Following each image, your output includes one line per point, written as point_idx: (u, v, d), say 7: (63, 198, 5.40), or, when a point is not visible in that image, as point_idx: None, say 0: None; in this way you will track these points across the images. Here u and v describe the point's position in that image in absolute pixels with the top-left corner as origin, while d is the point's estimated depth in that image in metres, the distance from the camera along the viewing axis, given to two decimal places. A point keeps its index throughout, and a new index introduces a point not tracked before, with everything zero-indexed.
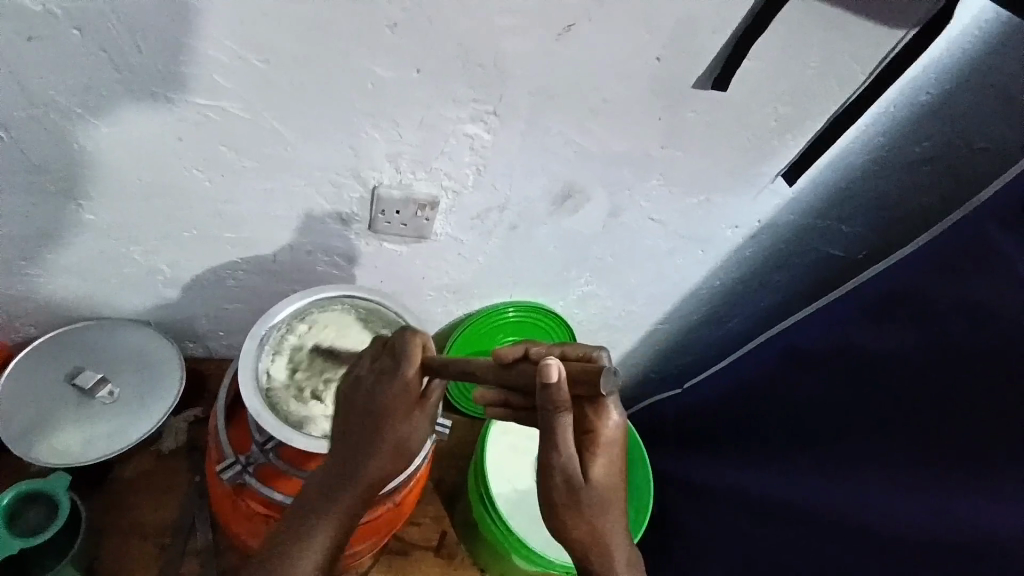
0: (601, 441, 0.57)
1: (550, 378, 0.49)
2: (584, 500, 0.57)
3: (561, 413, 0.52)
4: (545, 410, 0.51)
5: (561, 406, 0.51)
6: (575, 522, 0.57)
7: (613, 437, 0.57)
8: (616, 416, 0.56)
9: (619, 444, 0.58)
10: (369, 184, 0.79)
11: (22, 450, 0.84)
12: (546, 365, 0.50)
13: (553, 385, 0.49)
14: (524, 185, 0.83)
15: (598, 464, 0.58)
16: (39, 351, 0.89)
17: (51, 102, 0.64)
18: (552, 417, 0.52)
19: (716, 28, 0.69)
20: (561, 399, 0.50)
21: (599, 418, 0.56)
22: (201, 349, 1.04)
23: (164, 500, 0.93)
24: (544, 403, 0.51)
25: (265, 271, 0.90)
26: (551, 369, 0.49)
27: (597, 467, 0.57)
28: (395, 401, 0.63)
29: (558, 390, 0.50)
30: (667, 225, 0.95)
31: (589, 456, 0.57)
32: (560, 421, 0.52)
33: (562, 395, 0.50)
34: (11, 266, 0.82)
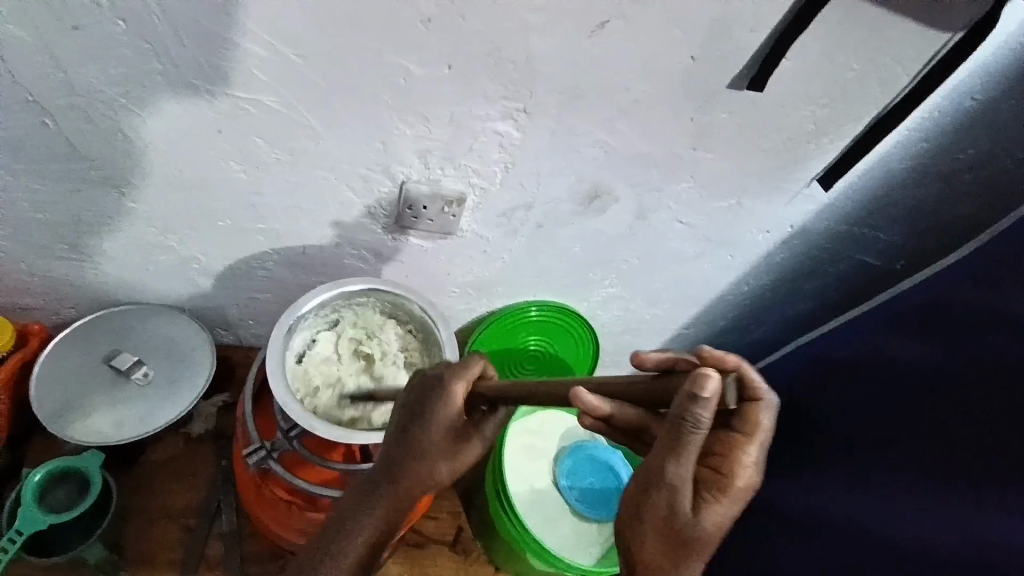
0: (731, 486, 0.56)
1: (702, 392, 0.48)
2: (681, 534, 0.54)
3: (699, 441, 0.50)
4: (686, 432, 0.49)
5: (700, 431, 0.49)
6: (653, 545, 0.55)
7: (742, 487, 0.56)
8: (751, 468, 0.56)
9: (748, 493, 0.56)
10: (397, 179, 0.79)
11: (58, 427, 0.87)
12: (705, 378, 0.48)
13: (703, 401, 0.48)
14: (552, 184, 0.83)
15: (718, 509, 0.55)
16: (78, 333, 0.93)
17: (96, 92, 0.67)
18: (687, 443, 0.50)
19: (753, 27, 0.67)
20: (704, 423, 0.49)
21: (732, 459, 0.56)
22: (231, 337, 1.07)
23: (189, 483, 0.96)
24: (684, 419, 0.49)
25: (294, 262, 0.92)
26: (710, 385, 0.47)
27: (714, 513, 0.55)
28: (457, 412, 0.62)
29: (704, 414, 0.48)
30: (694, 229, 0.94)
31: (712, 499, 0.55)
32: (687, 446, 0.50)
33: (704, 422, 0.49)
34: (54, 250, 0.86)
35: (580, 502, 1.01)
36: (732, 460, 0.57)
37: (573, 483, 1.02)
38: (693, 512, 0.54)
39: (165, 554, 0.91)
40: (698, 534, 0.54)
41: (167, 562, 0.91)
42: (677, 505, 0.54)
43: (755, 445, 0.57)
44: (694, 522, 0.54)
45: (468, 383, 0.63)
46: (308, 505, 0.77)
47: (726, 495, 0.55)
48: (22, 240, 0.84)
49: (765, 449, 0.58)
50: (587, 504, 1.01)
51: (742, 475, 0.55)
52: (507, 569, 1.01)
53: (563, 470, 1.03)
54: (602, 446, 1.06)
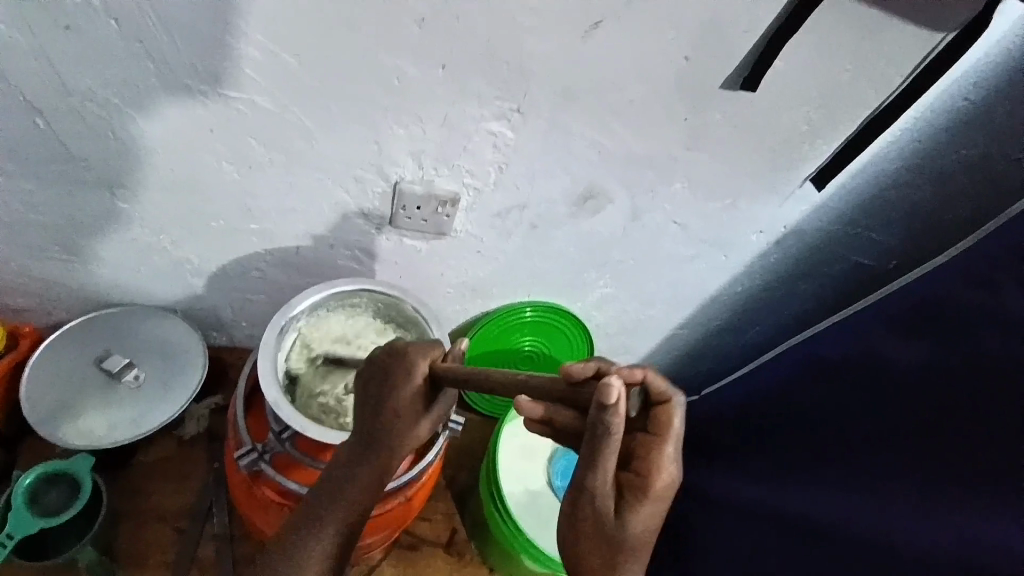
0: (652, 488, 0.58)
1: (608, 400, 0.50)
2: (608, 540, 0.58)
3: (616, 445, 0.52)
4: (601, 438, 0.52)
5: (611, 438, 0.52)
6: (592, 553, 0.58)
7: (661, 489, 0.58)
8: (669, 470, 0.59)
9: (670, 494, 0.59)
10: (392, 180, 0.79)
11: (48, 430, 0.86)
12: (608, 386, 0.50)
13: (611, 408, 0.50)
14: (546, 185, 0.83)
15: (641, 511, 0.58)
16: (69, 335, 0.92)
17: (87, 91, 0.66)
18: (603, 449, 0.53)
19: (747, 29, 0.68)
20: (616, 428, 0.51)
21: (651, 464, 0.58)
22: (224, 339, 1.06)
23: (182, 486, 0.95)
24: (597, 426, 0.51)
25: (287, 263, 0.91)
26: (613, 393, 0.50)
27: (641, 515, 0.58)
28: (412, 411, 0.62)
29: (613, 421, 0.51)
30: (689, 229, 0.94)
31: (634, 501, 0.58)
32: (607, 448, 0.52)
33: (616, 425, 0.51)
34: (45, 252, 0.85)
35: None
36: (651, 464, 0.59)
37: (568, 484, 1.02)
38: (618, 511, 0.58)
39: (157, 557, 0.90)
40: (626, 534, 0.58)
41: (159, 565, 0.90)
42: (598, 502, 0.57)
43: (671, 447, 0.59)
44: (621, 528, 0.57)
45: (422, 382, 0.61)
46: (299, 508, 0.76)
47: (648, 497, 0.58)
48: (11, 240, 0.83)
49: (680, 448, 0.60)
50: None
51: (659, 478, 0.58)
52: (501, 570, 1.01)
53: (558, 471, 1.03)
54: None
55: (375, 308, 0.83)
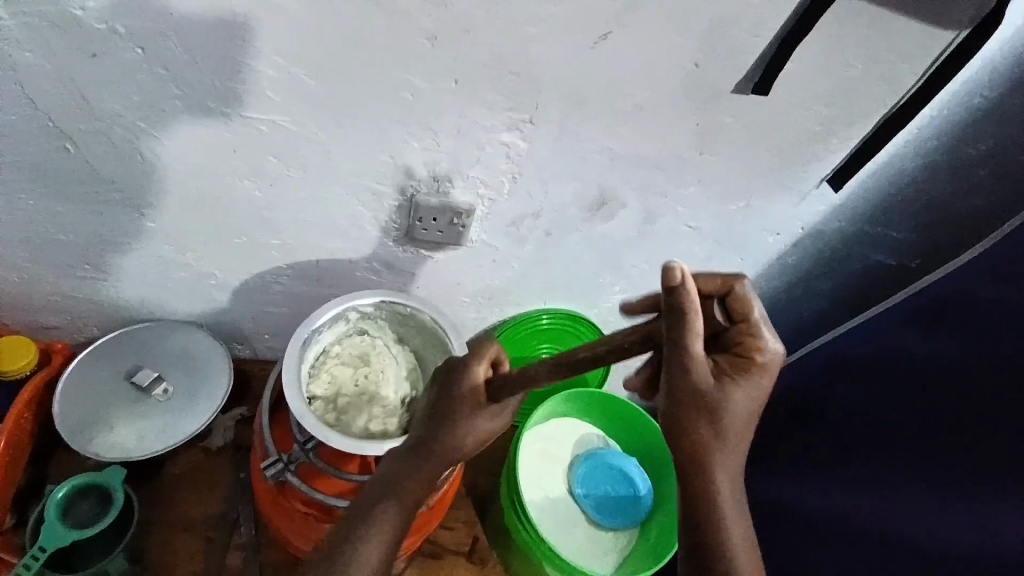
0: (751, 365, 0.54)
1: (675, 281, 0.48)
2: (716, 422, 0.54)
3: (697, 323, 0.49)
4: (675, 318, 0.49)
5: (692, 319, 0.49)
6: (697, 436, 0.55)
7: (762, 360, 0.54)
8: (764, 341, 0.54)
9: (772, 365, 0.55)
10: (406, 192, 0.81)
11: (80, 444, 0.89)
12: (669, 267, 0.47)
13: (678, 288, 0.48)
14: (558, 192, 0.84)
15: (749, 386, 0.54)
16: (98, 351, 0.95)
17: (115, 116, 0.69)
18: (684, 333, 0.49)
19: (755, 33, 0.68)
20: (691, 309, 0.48)
21: (741, 340, 0.55)
22: (247, 351, 1.08)
23: (209, 495, 0.97)
24: (671, 312, 0.49)
25: (307, 276, 0.93)
26: (677, 272, 0.47)
27: (749, 389, 0.54)
28: (472, 412, 0.60)
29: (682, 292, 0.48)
30: (704, 232, 0.94)
31: (734, 381, 0.54)
32: (689, 334, 0.49)
33: (689, 299, 0.48)
34: (77, 271, 0.88)
35: (595, 509, 1.01)
36: (749, 340, 0.55)
37: (588, 490, 1.02)
38: (722, 386, 0.53)
39: (187, 566, 0.92)
40: (734, 410, 0.54)
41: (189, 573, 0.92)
42: (703, 386, 0.52)
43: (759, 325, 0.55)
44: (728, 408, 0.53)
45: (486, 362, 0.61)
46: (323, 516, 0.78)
47: (748, 373, 0.54)
48: (45, 260, 0.86)
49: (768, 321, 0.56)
50: (602, 512, 1.01)
51: (756, 349, 0.54)
52: None
53: (578, 478, 1.03)
54: (615, 452, 1.06)
55: (394, 317, 0.83)
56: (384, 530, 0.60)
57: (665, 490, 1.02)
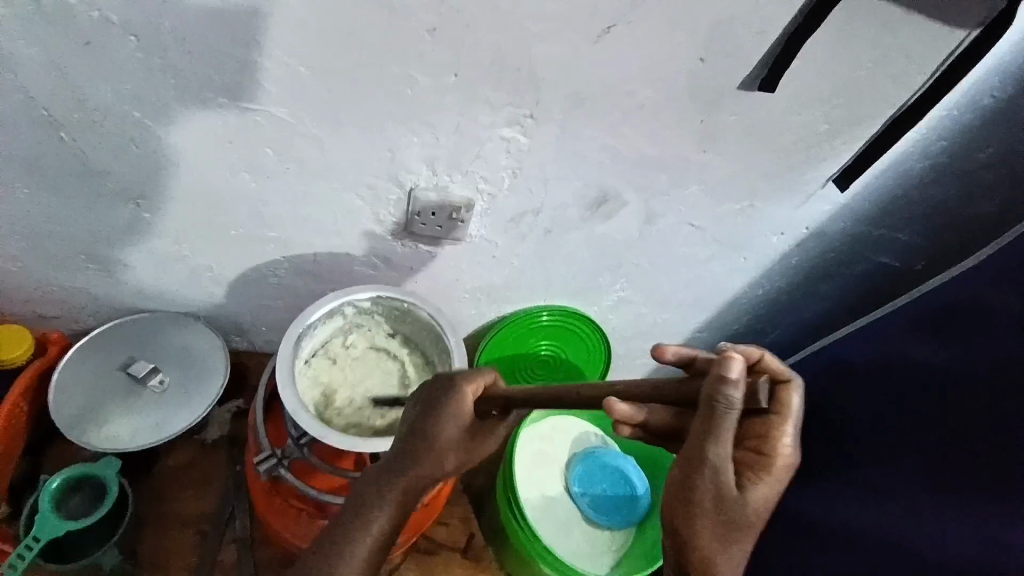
0: (772, 465, 0.59)
1: (730, 373, 0.51)
2: (726, 519, 0.55)
3: (733, 422, 0.51)
4: (720, 413, 0.51)
5: (733, 413, 0.51)
6: (703, 527, 0.55)
7: (783, 464, 0.59)
8: (792, 441, 0.60)
9: (790, 471, 0.59)
10: (405, 187, 0.79)
11: (76, 436, 0.88)
12: (730, 359, 0.51)
13: (732, 381, 0.50)
14: (559, 190, 0.83)
15: (760, 489, 0.58)
16: (94, 342, 0.95)
17: (110, 106, 0.68)
18: (723, 425, 0.51)
19: (762, 30, 0.66)
20: (730, 408, 0.50)
21: (767, 437, 0.60)
22: (244, 344, 1.08)
23: (204, 489, 0.97)
24: (716, 401, 0.51)
25: (305, 270, 0.93)
26: (733, 365, 0.51)
27: (758, 490, 0.57)
28: (453, 430, 0.59)
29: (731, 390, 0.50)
30: (706, 232, 0.93)
31: (752, 478, 0.58)
32: (725, 428, 0.51)
33: (736, 403, 0.50)
34: (72, 261, 0.87)
35: (591, 508, 1.00)
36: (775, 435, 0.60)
37: (585, 489, 1.01)
38: (740, 499, 0.56)
39: (181, 559, 0.92)
40: (749, 513, 0.56)
41: (183, 567, 0.92)
42: (716, 490, 0.54)
43: (790, 424, 0.61)
44: (741, 506, 0.56)
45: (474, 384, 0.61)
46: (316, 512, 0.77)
47: (766, 475, 0.59)
48: (40, 250, 0.85)
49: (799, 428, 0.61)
50: (598, 511, 1.00)
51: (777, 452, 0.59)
52: None
53: (575, 476, 1.02)
54: (613, 452, 1.05)
55: (390, 313, 0.81)
56: (382, 527, 0.57)
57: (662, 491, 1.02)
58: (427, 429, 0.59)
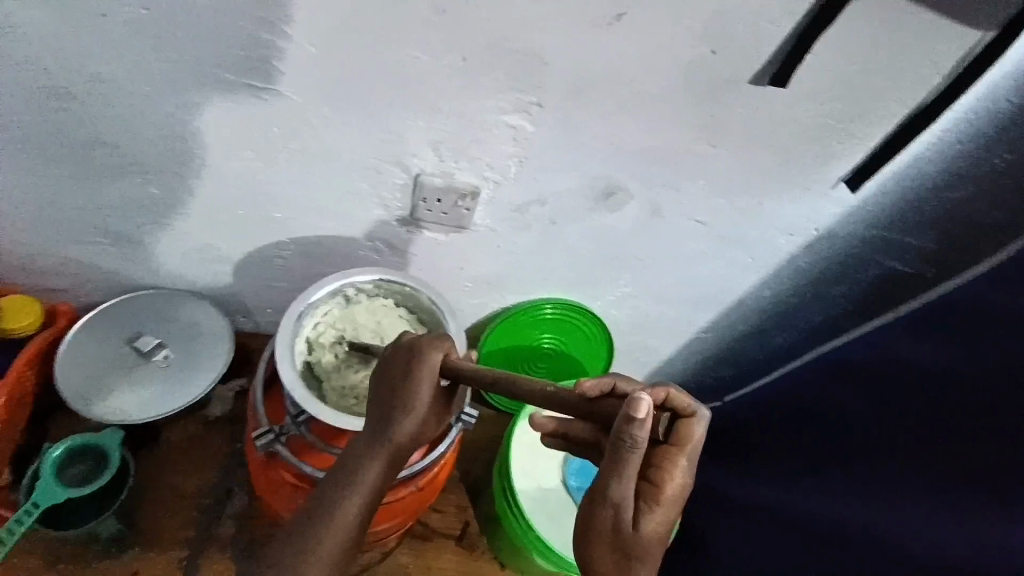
0: (664, 495, 0.58)
1: (637, 413, 0.52)
2: (624, 551, 0.57)
3: (637, 460, 0.54)
4: (625, 451, 0.53)
5: (635, 451, 0.53)
6: (608, 558, 0.58)
7: (675, 493, 0.58)
8: (683, 473, 0.59)
9: (676, 501, 0.58)
10: (412, 171, 0.79)
11: (82, 407, 0.89)
12: (638, 399, 0.52)
13: (639, 421, 0.52)
14: (564, 181, 0.82)
15: (654, 517, 0.57)
16: (103, 315, 0.96)
17: (122, 80, 0.69)
18: (624, 463, 0.54)
19: (776, 21, 0.65)
20: (632, 450, 0.53)
21: (665, 469, 0.59)
22: (249, 325, 1.09)
23: (204, 465, 0.98)
24: (622, 439, 0.53)
25: (310, 253, 0.93)
26: (642, 405, 0.52)
27: (651, 520, 0.57)
28: (415, 401, 0.64)
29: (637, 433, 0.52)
30: (712, 229, 0.92)
31: (648, 508, 0.58)
32: (629, 460, 0.53)
33: (639, 444, 0.53)
34: (83, 234, 0.88)
35: None
36: (671, 471, 0.59)
37: (582, 484, 1.01)
38: (632, 529, 0.57)
39: (177, 533, 0.92)
40: (639, 543, 0.57)
41: (179, 540, 0.92)
42: (624, 530, 0.57)
43: (686, 458, 0.59)
44: (636, 539, 0.57)
45: (439, 369, 0.65)
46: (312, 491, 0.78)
47: (661, 503, 0.58)
48: (51, 222, 0.86)
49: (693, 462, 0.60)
50: None
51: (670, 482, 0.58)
52: (511, 565, 1.01)
53: (572, 470, 1.02)
54: None
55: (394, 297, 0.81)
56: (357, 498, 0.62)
57: None
58: (393, 394, 0.64)
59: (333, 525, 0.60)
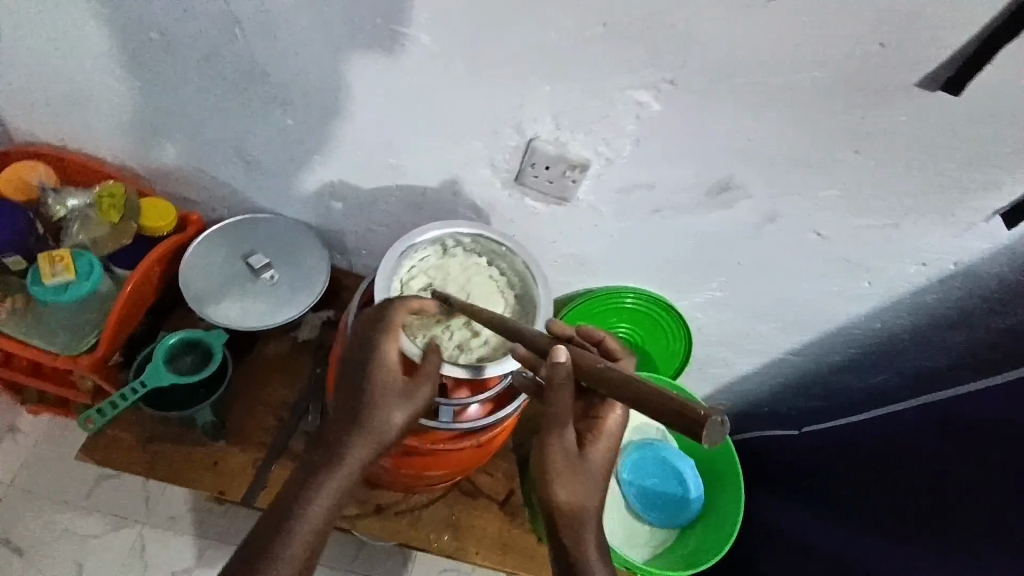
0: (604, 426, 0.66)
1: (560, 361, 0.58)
2: (574, 480, 0.64)
3: (566, 402, 0.59)
4: (554, 392, 0.59)
5: (565, 394, 0.59)
6: (562, 489, 0.64)
7: (613, 427, 0.67)
8: (616, 412, 0.67)
9: (613, 433, 0.67)
10: (526, 135, 0.79)
11: (196, 306, 0.99)
12: (558, 350, 0.58)
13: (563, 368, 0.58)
14: (678, 169, 0.79)
15: (596, 446, 0.66)
16: (226, 229, 1.05)
17: (282, 11, 0.73)
18: (558, 405, 0.60)
19: (965, 20, 0.59)
20: (563, 391, 0.58)
21: (602, 406, 0.67)
22: (344, 262, 1.16)
23: (288, 382, 1.06)
24: (551, 386, 0.59)
25: (413, 203, 0.97)
26: (562, 353, 0.58)
27: (594, 449, 0.66)
28: (392, 389, 0.66)
29: (603, 372, 0.55)
30: (828, 244, 0.86)
31: (591, 439, 0.66)
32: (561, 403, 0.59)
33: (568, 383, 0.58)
34: (218, 153, 0.96)
35: (636, 501, 0.98)
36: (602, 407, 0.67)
37: (633, 481, 0.98)
38: (578, 458, 0.65)
39: (257, 437, 1.01)
40: (587, 470, 0.65)
41: (258, 445, 1.00)
42: (569, 461, 0.64)
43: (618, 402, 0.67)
44: (582, 465, 0.65)
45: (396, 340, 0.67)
46: None
47: (601, 436, 0.66)
48: (194, 139, 0.94)
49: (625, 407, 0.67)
50: (644, 505, 0.98)
51: (610, 414, 0.66)
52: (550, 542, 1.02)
53: (625, 465, 0.99)
54: (671, 449, 1.01)
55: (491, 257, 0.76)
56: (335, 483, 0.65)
57: (717, 503, 0.97)
58: (367, 382, 0.66)
59: (305, 513, 0.65)
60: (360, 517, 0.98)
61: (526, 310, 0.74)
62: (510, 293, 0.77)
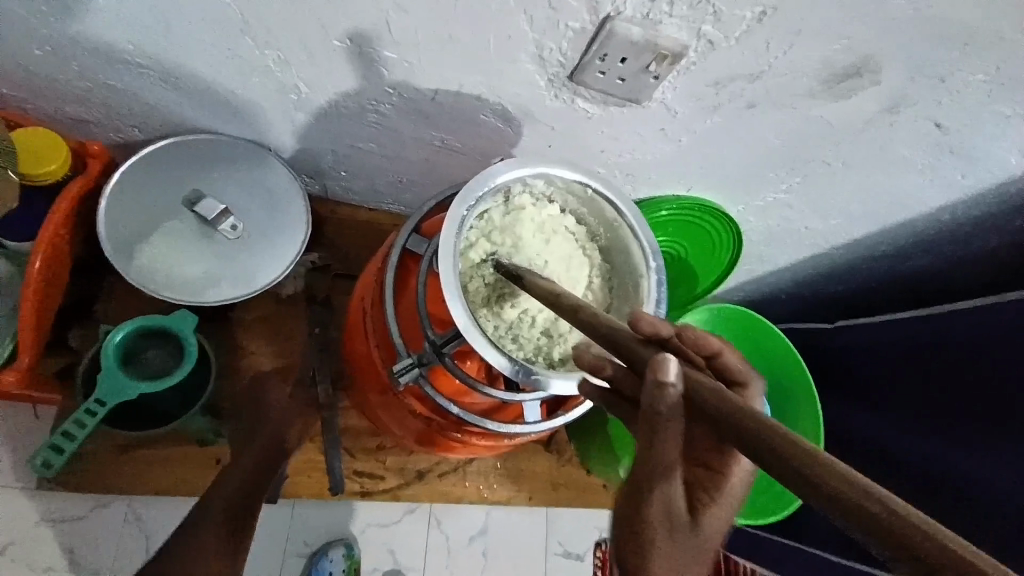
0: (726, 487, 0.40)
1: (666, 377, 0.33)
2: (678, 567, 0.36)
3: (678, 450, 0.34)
4: (659, 428, 0.34)
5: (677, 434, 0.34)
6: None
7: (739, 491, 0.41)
8: (741, 471, 0.41)
9: (736, 501, 0.40)
10: (602, 13, 0.53)
11: (140, 280, 0.74)
12: (662, 357, 0.33)
13: (670, 389, 0.33)
14: (801, 50, 0.59)
15: (715, 515, 0.39)
16: (151, 165, 0.76)
17: None
18: (663, 446, 0.34)
19: None
20: (671, 429, 0.33)
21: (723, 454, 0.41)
22: (317, 188, 0.91)
23: (283, 347, 0.88)
24: (652, 413, 0.33)
25: (415, 111, 0.71)
26: (667, 364, 0.33)
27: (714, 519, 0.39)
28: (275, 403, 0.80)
29: (788, 444, 0.29)
30: (942, 135, 0.72)
31: (708, 501, 0.39)
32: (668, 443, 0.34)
33: (681, 416, 0.34)
34: (116, 51, 0.64)
35: None
36: (715, 455, 0.42)
37: None
38: (688, 529, 0.37)
39: None
40: (704, 552, 0.37)
41: None
42: (673, 536, 0.37)
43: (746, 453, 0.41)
44: (694, 544, 0.37)
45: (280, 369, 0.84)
46: (451, 426, 0.67)
47: (720, 500, 0.40)
48: (68, 33, 0.61)
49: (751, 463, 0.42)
50: None
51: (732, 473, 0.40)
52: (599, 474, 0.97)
53: None
54: None
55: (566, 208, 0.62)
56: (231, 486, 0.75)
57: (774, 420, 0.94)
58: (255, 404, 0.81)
59: None
60: (403, 486, 0.89)
61: (617, 265, 0.62)
62: (592, 247, 0.63)
